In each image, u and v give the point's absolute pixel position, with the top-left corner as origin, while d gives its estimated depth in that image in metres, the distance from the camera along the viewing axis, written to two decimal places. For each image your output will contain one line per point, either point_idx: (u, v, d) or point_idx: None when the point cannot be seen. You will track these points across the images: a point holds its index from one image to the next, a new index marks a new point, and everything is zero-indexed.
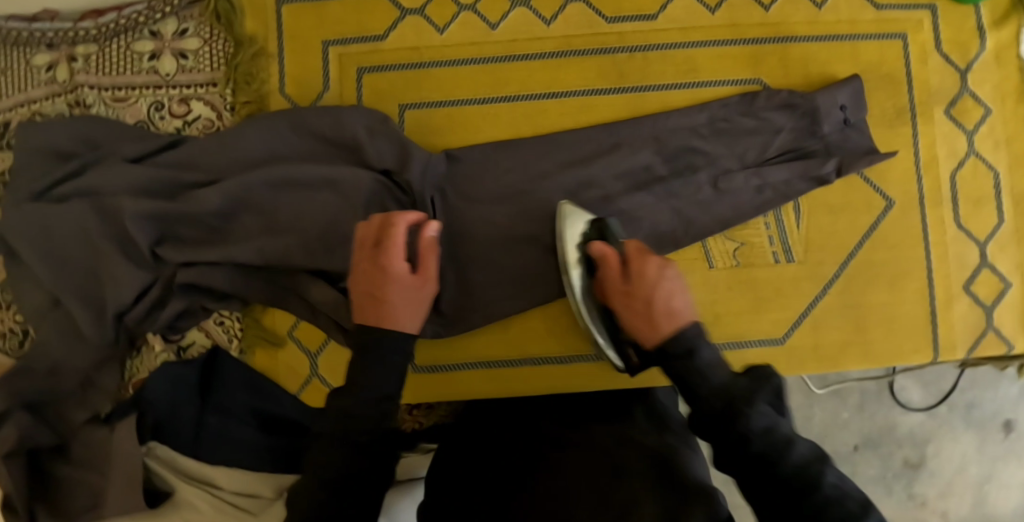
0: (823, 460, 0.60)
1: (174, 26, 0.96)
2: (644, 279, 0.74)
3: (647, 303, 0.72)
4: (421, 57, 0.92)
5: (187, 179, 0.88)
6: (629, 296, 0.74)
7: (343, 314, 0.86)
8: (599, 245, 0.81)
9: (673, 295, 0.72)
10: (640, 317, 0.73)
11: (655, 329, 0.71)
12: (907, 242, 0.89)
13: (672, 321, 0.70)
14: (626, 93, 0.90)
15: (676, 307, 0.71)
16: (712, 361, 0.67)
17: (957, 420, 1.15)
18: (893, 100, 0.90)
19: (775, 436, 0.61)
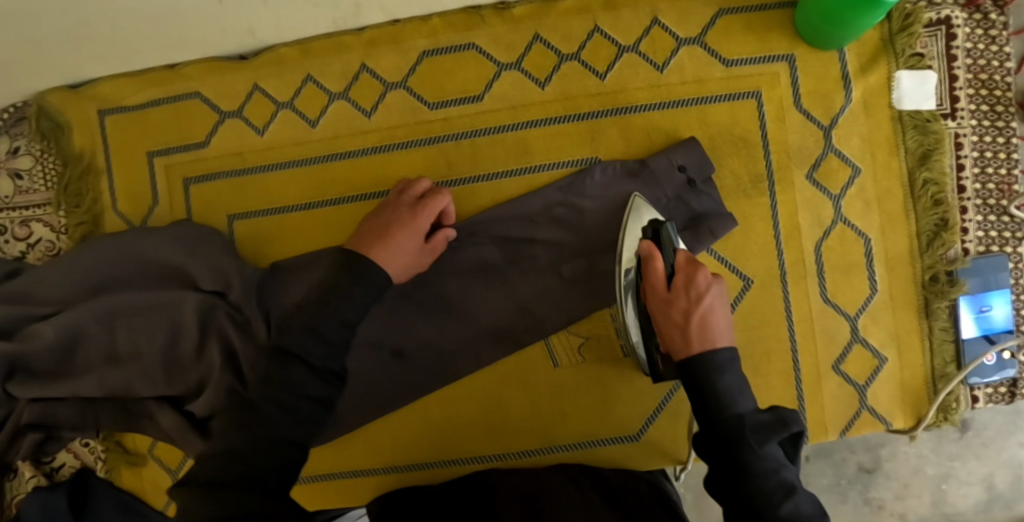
0: (796, 484, 0.62)
1: (6, 145, 0.93)
2: (691, 286, 0.72)
3: (686, 314, 0.70)
4: (244, 162, 0.88)
5: (25, 313, 0.87)
6: (672, 304, 0.71)
7: (188, 437, 0.86)
8: (649, 244, 0.74)
9: (714, 314, 0.70)
10: (675, 325, 0.71)
11: (685, 336, 0.70)
12: (770, 321, 0.83)
13: (708, 341, 0.69)
14: (455, 186, 0.85)
15: (713, 329, 0.70)
16: (738, 388, 0.67)
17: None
18: (748, 167, 0.82)
19: (777, 485, 0.61)
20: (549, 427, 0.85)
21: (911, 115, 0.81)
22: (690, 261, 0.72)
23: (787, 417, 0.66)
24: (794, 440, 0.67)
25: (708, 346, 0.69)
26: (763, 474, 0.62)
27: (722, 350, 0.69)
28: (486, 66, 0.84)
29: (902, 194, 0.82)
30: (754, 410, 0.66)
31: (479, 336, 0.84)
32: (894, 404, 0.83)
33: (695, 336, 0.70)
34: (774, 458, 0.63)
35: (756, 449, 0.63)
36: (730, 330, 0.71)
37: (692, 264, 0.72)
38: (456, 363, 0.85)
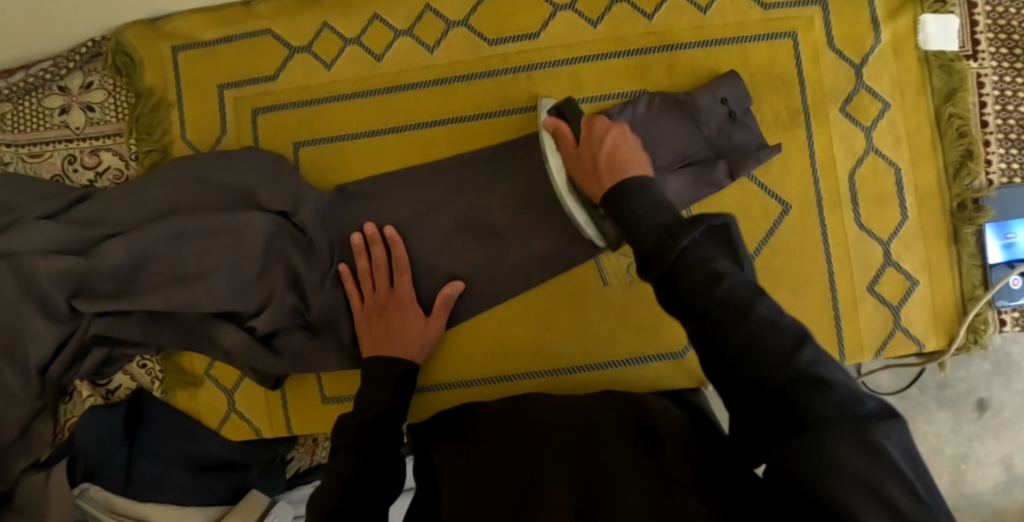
0: (756, 294, 0.54)
1: (81, 80, 0.99)
2: (592, 137, 0.77)
3: (594, 158, 0.76)
4: (311, 94, 0.93)
5: (96, 234, 0.91)
6: (580, 157, 0.77)
7: (252, 355, 0.89)
8: (552, 120, 0.83)
9: (619, 147, 0.75)
10: (592, 177, 0.76)
11: (598, 177, 0.74)
12: (808, 245, 0.88)
13: (613, 172, 0.73)
14: (513, 115, 0.90)
15: (620, 160, 0.73)
16: (654, 205, 0.65)
17: (931, 402, 1.02)
18: (786, 101, 0.88)
19: (703, 274, 0.55)
20: (597, 344, 0.90)
21: (936, 55, 0.88)
22: (587, 122, 0.79)
23: (700, 219, 0.58)
24: (724, 231, 0.58)
25: (619, 171, 0.72)
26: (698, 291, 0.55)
27: (633, 171, 0.71)
28: (543, 6, 0.90)
29: (928, 128, 0.88)
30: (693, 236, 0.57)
31: (531, 260, 0.88)
32: (927, 326, 0.88)
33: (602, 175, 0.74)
34: (700, 258, 0.56)
35: (695, 272, 0.56)
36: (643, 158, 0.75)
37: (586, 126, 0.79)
38: (509, 283, 0.89)
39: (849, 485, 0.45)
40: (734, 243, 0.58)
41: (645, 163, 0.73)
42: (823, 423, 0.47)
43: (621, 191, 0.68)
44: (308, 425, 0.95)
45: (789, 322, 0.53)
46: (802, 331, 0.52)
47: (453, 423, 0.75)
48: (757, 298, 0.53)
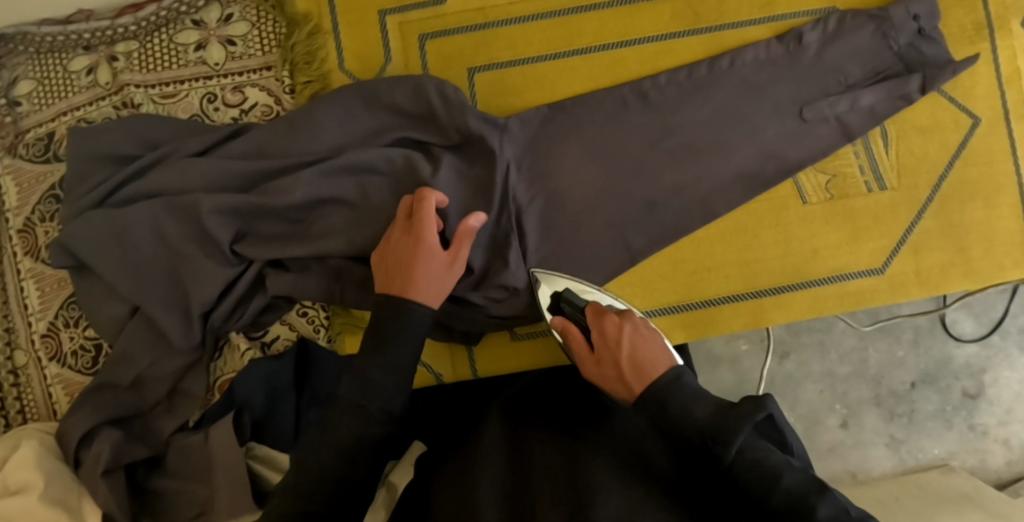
0: (819, 487, 0.54)
1: (219, 13, 0.93)
2: (609, 342, 0.67)
3: (617, 366, 0.66)
4: (485, 17, 0.88)
5: (259, 169, 0.85)
6: (602, 363, 0.67)
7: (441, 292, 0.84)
8: (559, 319, 0.74)
9: (642, 348, 0.66)
10: (611, 376, 0.66)
11: (628, 388, 0.65)
12: (999, 157, 0.88)
13: (644, 375, 0.64)
14: (702, 35, 0.88)
15: (646, 362, 0.65)
16: (693, 400, 0.60)
17: (1011, 347, 1.14)
18: (971, 16, 0.88)
19: (760, 478, 0.55)
20: (798, 262, 0.88)
21: None
22: (596, 312, 0.71)
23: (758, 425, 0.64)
24: (771, 419, 0.63)
25: (651, 376, 0.64)
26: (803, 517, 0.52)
27: (667, 368, 0.64)
28: None
29: None
30: (745, 435, 0.55)
31: (725, 181, 0.86)
32: None
33: (628, 381, 0.65)
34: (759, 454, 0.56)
35: (756, 475, 0.55)
36: (668, 352, 0.67)
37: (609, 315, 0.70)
38: (705, 206, 0.86)
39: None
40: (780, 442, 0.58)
41: (671, 357, 0.66)
42: None
43: (664, 396, 0.61)
44: (496, 365, 0.90)
45: (856, 510, 0.54)
46: (824, 484, 0.55)
47: (462, 444, 0.71)
48: (821, 494, 0.53)
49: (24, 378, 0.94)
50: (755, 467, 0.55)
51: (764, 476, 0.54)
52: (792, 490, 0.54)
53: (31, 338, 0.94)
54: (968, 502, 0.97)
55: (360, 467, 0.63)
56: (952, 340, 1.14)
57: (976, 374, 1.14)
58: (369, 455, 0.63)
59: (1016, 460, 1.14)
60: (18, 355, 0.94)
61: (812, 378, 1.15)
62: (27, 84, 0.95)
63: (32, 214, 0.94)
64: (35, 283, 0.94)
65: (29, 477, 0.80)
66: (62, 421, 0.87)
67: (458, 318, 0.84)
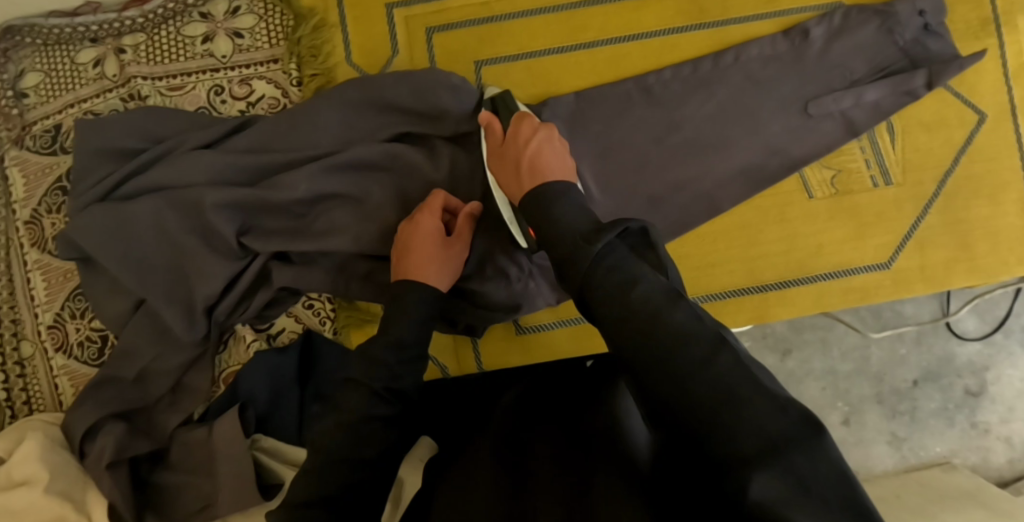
0: (672, 300, 0.49)
1: (225, 6, 0.93)
2: (518, 141, 0.74)
3: (517, 160, 0.73)
4: (491, 11, 0.89)
5: (266, 161, 0.85)
6: (505, 154, 0.75)
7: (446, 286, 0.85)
8: (489, 116, 0.80)
9: (542, 152, 0.72)
10: (514, 180, 0.73)
11: (519, 183, 0.71)
12: (1005, 154, 0.88)
13: (534, 176, 0.70)
14: (709, 30, 0.88)
15: (542, 163, 0.71)
16: (574, 220, 0.61)
17: (1013, 345, 1.14)
18: (977, 12, 0.88)
19: (618, 279, 0.52)
20: (803, 259, 0.88)
21: None
22: (522, 116, 0.77)
23: (612, 226, 0.56)
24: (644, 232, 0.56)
25: (540, 175, 0.69)
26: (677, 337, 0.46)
27: (554, 171, 0.70)
28: None
29: None
30: (607, 245, 0.55)
31: (730, 175, 0.86)
32: None
33: (523, 172, 0.71)
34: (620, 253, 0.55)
35: (614, 277, 0.53)
36: (565, 165, 0.72)
37: (529, 117, 0.76)
38: (709, 200, 0.86)
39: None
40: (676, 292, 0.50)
41: (568, 167, 0.72)
42: (739, 455, 0.39)
43: (542, 192, 0.67)
44: (502, 360, 0.90)
45: (709, 329, 0.47)
46: (718, 338, 0.46)
47: (467, 438, 0.70)
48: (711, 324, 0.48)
49: (30, 369, 0.94)
50: (621, 265, 0.54)
51: (621, 280, 0.52)
52: (645, 298, 0.50)
53: (38, 329, 0.94)
54: (970, 500, 0.98)
55: (370, 467, 0.61)
56: (942, 316, 1.12)
57: (979, 372, 1.14)
58: (375, 450, 0.61)
59: (1018, 458, 1.14)
60: (24, 346, 0.95)
61: (813, 376, 1.15)
62: (34, 76, 0.95)
63: (39, 206, 0.94)
64: (42, 274, 0.94)
65: (36, 468, 0.81)
66: (68, 413, 0.88)
67: (464, 310, 0.85)
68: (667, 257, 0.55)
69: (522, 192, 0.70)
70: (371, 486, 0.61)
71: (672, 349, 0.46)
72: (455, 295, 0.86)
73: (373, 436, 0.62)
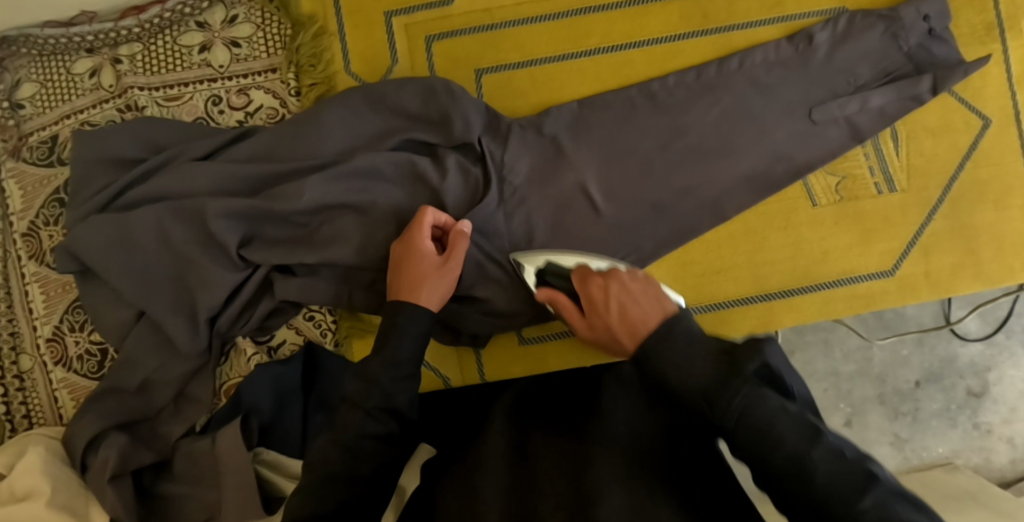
0: (812, 436, 0.51)
1: (223, 15, 0.92)
2: (597, 305, 0.67)
3: (609, 328, 0.66)
4: (492, 18, 0.88)
5: (266, 172, 0.84)
6: (595, 324, 0.68)
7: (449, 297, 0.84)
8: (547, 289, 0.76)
9: (626, 301, 0.65)
10: (606, 321, 0.66)
11: (624, 345, 0.64)
12: (1009, 158, 0.87)
13: (634, 329, 0.62)
14: (711, 36, 0.87)
15: (636, 321, 0.63)
16: (687, 363, 0.56)
17: (1015, 345, 1.14)
18: (981, 15, 0.88)
19: (765, 423, 0.52)
20: (808, 265, 0.88)
21: None
22: (582, 276, 0.72)
23: (740, 368, 0.54)
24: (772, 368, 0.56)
25: (638, 332, 0.62)
26: (807, 473, 0.50)
27: (653, 323, 0.62)
28: None
29: None
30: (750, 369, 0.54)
31: (734, 182, 0.85)
32: None
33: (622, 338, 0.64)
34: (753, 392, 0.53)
35: (763, 415, 0.52)
36: (656, 301, 0.64)
37: (587, 270, 0.72)
38: (714, 207, 0.86)
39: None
40: (808, 417, 0.53)
41: (663, 305, 0.63)
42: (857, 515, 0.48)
43: (646, 350, 0.59)
44: (505, 370, 0.90)
45: (856, 460, 0.50)
46: (868, 471, 0.50)
47: (467, 445, 0.72)
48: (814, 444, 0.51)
49: (30, 383, 0.93)
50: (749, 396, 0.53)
51: (753, 429, 0.52)
52: (774, 419, 0.52)
53: (36, 342, 0.93)
54: (972, 500, 0.97)
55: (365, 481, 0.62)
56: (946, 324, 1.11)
57: (981, 373, 1.14)
58: (370, 468, 0.62)
59: (1021, 459, 1.13)
60: (23, 359, 0.94)
61: (816, 377, 1.15)
62: (30, 87, 0.94)
63: (36, 218, 0.94)
64: (40, 287, 0.94)
65: (36, 484, 0.80)
66: (68, 426, 0.87)
67: (465, 319, 0.84)
68: (784, 382, 0.57)
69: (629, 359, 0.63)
70: (367, 499, 0.62)
71: (802, 476, 0.50)
72: (458, 304, 0.84)
73: (366, 455, 0.62)
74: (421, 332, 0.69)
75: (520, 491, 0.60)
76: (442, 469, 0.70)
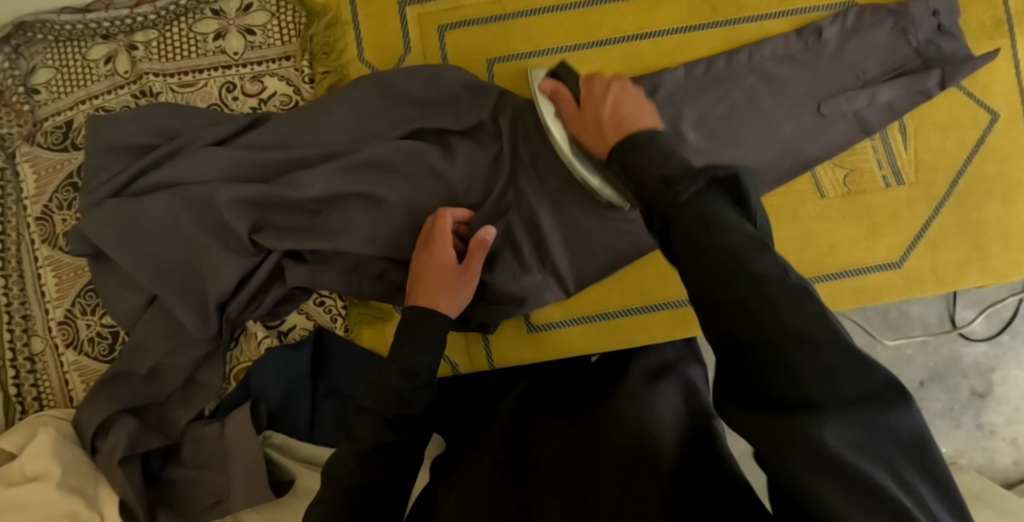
0: (764, 254, 0.43)
1: (237, 3, 0.93)
2: (592, 99, 0.69)
3: (597, 119, 0.67)
4: (504, 8, 0.88)
5: (279, 158, 0.85)
6: (590, 92, 0.70)
7: None
8: (551, 85, 0.78)
9: (621, 104, 0.66)
10: (596, 137, 0.69)
11: (605, 138, 0.66)
12: (1016, 153, 0.88)
13: (618, 128, 0.63)
14: (721, 29, 0.88)
15: (625, 115, 0.64)
16: (655, 167, 0.53)
17: (1020, 345, 1.14)
18: (990, 12, 0.88)
19: (740, 240, 0.44)
20: (815, 258, 0.88)
21: None
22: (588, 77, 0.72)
23: (702, 173, 0.48)
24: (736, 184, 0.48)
25: (623, 127, 0.63)
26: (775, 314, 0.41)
27: (643, 122, 0.63)
28: None
29: None
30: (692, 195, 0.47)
31: None
32: None
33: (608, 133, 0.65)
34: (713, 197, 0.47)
35: (733, 236, 0.44)
36: (652, 115, 0.66)
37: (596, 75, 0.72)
38: None
39: (844, 473, 0.38)
40: (764, 238, 0.45)
41: (653, 117, 0.65)
42: (813, 405, 0.39)
43: (629, 141, 0.57)
44: (513, 357, 0.90)
45: (795, 282, 0.42)
46: (810, 290, 0.42)
47: (477, 432, 0.73)
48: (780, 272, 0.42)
49: (40, 365, 0.94)
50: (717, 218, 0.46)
51: (705, 232, 0.45)
52: (731, 243, 0.44)
53: (48, 324, 0.94)
54: (975, 501, 0.98)
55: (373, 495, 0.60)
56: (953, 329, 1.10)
57: (986, 373, 1.14)
58: (385, 476, 0.62)
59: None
60: (34, 341, 0.95)
61: None
62: (46, 72, 0.95)
63: (50, 202, 0.95)
64: (53, 270, 0.95)
65: (48, 464, 0.81)
66: (80, 408, 0.88)
67: (474, 307, 0.85)
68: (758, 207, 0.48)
69: (610, 148, 0.64)
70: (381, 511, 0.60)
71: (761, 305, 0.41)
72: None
73: (379, 463, 0.62)
74: (432, 315, 0.70)
75: (518, 492, 0.60)
76: (450, 465, 0.69)
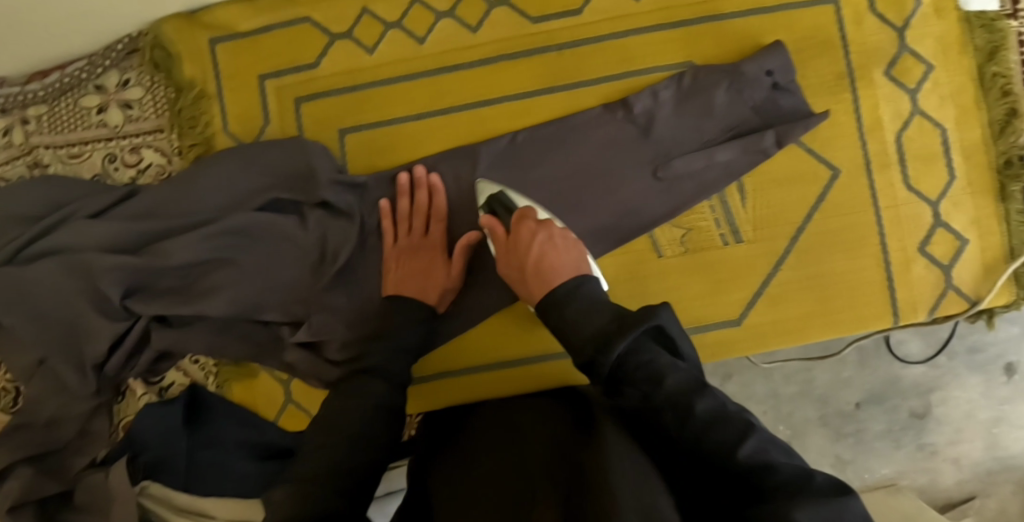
0: (698, 390, 0.57)
1: (117, 78, 0.99)
2: (523, 245, 0.81)
3: (521, 267, 0.80)
4: (354, 80, 0.93)
5: (148, 229, 0.90)
6: (517, 237, 0.81)
7: (318, 369, 0.91)
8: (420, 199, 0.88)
9: (547, 254, 0.79)
10: (521, 281, 0.81)
11: (528, 285, 0.79)
12: (857, 208, 0.89)
13: (540, 281, 0.77)
14: (559, 93, 0.91)
15: (548, 267, 0.77)
16: (588, 322, 0.69)
17: (959, 367, 1.08)
18: (832, 66, 0.89)
19: (648, 373, 0.60)
20: None
21: (976, 15, 0.88)
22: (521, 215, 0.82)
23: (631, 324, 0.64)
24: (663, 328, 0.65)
25: (545, 280, 0.77)
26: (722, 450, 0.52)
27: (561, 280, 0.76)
28: None
29: (971, 88, 0.88)
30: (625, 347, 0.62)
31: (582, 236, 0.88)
32: (977, 283, 0.89)
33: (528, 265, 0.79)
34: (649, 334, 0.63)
35: (644, 369, 0.61)
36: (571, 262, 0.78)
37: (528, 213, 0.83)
38: None
39: None
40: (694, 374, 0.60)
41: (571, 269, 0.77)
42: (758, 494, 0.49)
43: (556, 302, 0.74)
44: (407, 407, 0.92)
45: (736, 412, 0.56)
46: (748, 422, 0.54)
47: None
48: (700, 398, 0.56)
49: None
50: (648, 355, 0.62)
51: (648, 380, 0.60)
52: (674, 385, 0.58)
53: None
54: None
55: None
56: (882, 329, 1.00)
57: (925, 395, 1.08)
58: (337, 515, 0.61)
59: (967, 479, 1.08)
60: None
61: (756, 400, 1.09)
62: None
63: None
64: None
65: None
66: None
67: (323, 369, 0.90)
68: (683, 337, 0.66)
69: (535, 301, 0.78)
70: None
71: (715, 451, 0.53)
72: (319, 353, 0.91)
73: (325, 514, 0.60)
74: None
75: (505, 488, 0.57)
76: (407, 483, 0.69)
